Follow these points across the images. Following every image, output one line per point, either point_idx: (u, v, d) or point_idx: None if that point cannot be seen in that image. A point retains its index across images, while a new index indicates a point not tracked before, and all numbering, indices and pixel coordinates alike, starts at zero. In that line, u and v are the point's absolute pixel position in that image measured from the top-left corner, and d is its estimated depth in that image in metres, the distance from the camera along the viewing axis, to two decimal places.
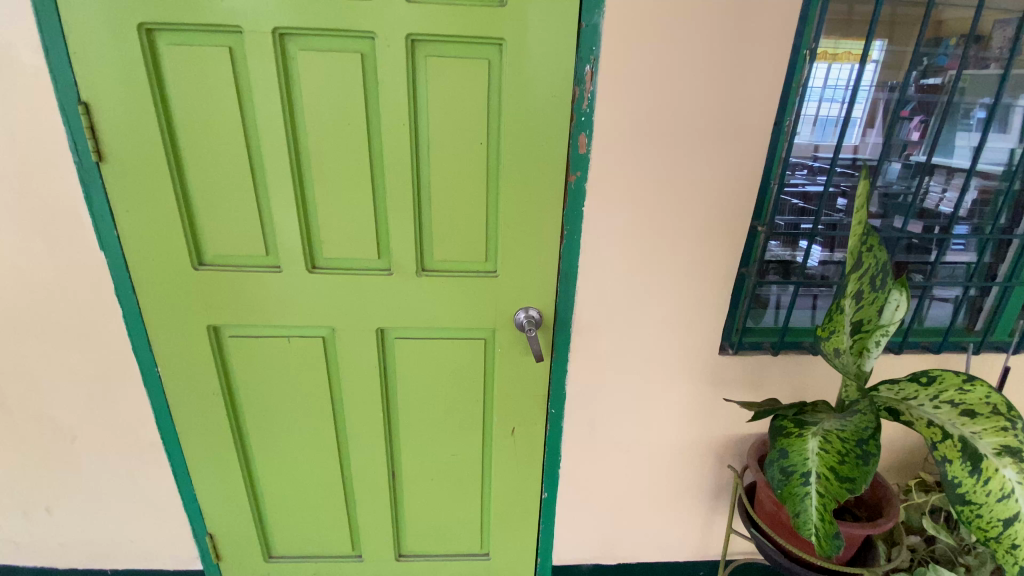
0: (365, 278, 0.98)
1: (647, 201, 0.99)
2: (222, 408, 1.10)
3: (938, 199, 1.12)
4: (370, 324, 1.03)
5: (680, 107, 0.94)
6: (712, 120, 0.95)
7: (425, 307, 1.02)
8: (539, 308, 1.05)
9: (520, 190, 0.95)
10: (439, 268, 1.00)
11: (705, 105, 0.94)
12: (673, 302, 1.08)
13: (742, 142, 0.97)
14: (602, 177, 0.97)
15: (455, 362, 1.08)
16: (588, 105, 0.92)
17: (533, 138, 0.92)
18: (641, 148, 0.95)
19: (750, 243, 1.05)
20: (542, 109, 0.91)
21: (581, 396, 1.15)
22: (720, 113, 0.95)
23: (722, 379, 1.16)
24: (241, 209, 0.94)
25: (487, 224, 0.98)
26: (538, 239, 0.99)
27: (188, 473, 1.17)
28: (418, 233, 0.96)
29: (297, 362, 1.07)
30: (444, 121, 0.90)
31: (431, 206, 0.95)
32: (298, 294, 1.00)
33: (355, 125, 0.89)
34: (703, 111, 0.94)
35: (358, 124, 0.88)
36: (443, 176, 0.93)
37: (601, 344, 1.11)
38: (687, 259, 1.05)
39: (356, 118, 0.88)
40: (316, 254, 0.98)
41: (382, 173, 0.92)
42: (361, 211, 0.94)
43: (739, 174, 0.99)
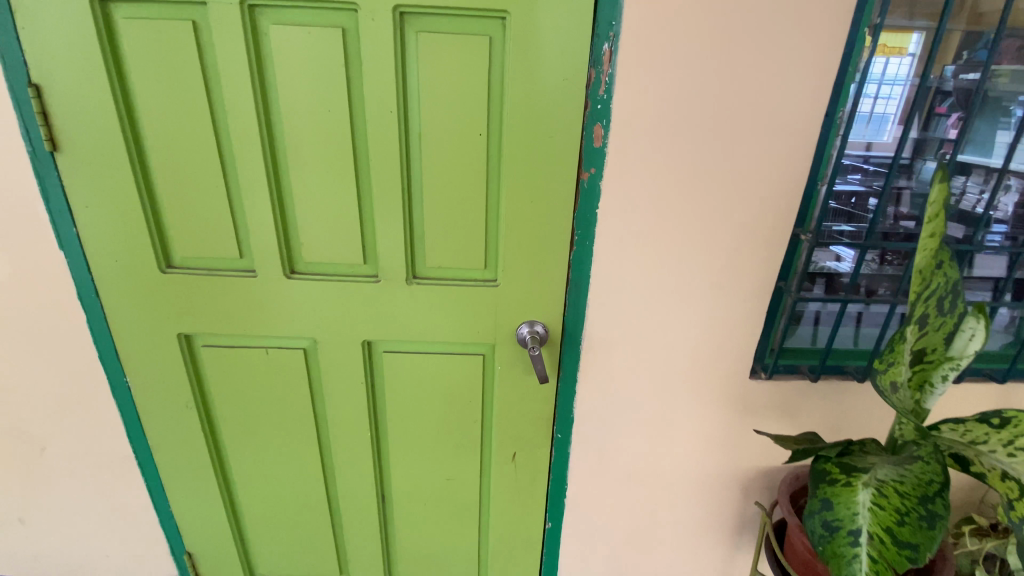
0: (349, 285, 0.88)
1: (672, 204, 0.86)
2: (197, 421, 1.01)
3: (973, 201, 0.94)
4: (355, 336, 0.92)
5: (713, 95, 0.80)
6: (751, 110, 0.81)
7: (417, 319, 0.91)
8: (545, 323, 0.93)
9: (525, 188, 0.83)
10: (433, 276, 0.89)
11: (744, 92, 0.80)
12: (698, 318, 0.96)
13: (786, 136, 0.83)
14: (621, 176, 0.83)
15: (451, 379, 0.97)
16: (606, 90, 0.79)
17: (540, 129, 0.80)
18: (668, 142, 0.82)
19: (790, 254, 0.91)
20: (552, 95, 0.78)
21: (591, 421, 1.03)
22: (761, 101, 0.81)
23: (751, 405, 1.04)
24: (212, 206, 0.84)
25: (487, 227, 0.86)
26: (545, 246, 0.87)
27: (164, 488, 1.09)
28: (408, 236, 0.85)
29: (278, 374, 0.97)
30: (437, 109, 0.78)
31: (424, 206, 0.84)
32: (276, 301, 0.89)
33: (337, 111, 0.77)
34: (741, 100, 0.81)
35: (340, 110, 0.77)
36: (436, 171, 0.82)
37: (615, 364, 0.98)
38: (715, 270, 0.92)
39: (337, 104, 0.77)
40: (296, 257, 0.87)
41: (368, 167, 0.81)
42: (345, 211, 0.83)
43: (780, 174, 0.85)
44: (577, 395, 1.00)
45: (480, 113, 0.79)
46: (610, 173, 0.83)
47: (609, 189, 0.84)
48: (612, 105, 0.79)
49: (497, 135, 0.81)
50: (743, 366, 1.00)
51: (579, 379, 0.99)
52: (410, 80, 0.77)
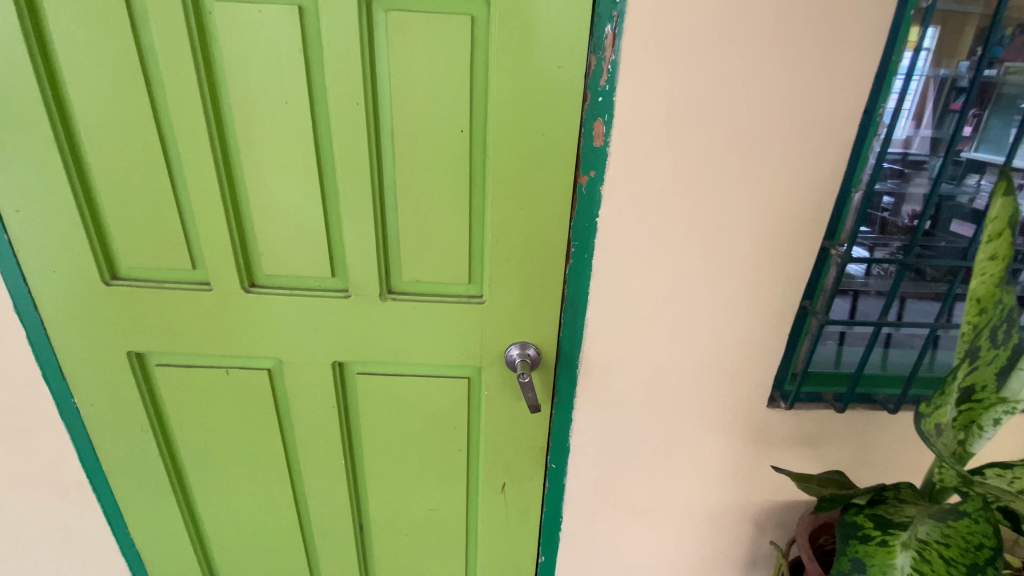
0: (316, 301, 0.77)
1: (683, 212, 0.75)
2: (154, 447, 0.92)
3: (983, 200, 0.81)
4: (325, 357, 0.82)
5: (734, 86, 0.69)
6: (777, 105, 0.70)
7: (393, 339, 0.80)
8: (538, 345, 0.83)
9: (514, 194, 0.72)
10: (410, 291, 0.78)
11: (770, 83, 0.69)
12: (710, 339, 0.85)
13: (817, 135, 0.72)
14: (626, 180, 0.72)
15: (433, 406, 0.87)
16: (608, 80, 0.67)
17: (530, 125, 0.69)
18: (681, 141, 0.71)
19: (817, 271, 0.80)
20: (544, 86, 0.67)
21: (589, 451, 0.93)
22: (789, 95, 0.69)
23: (765, 433, 0.94)
24: (160, 211, 0.74)
25: (470, 237, 0.76)
26: (538, 259, 0.77)
27: (123, 516, 1.00)
28: (381, 246, 0.75)
29: (240, 398, 0.87)
30: (411, 101, 0.68)
31: (398, 212, 0.73)
32: (235, 318, 0.80)
33: (296, 103, 0.67)
34: (766, 93, 0.69)
35: (300, 102, 0.67)
36: (411, 173, 0.71)
37: (616, 389, 0.88)
38: (731, 286, 0.81)
39: (296, 95, 0.67)
40: (255, 268, 0.77)
41: (334, 168, 0.71)
42: (310, 217, 0.73)
43: (809, 179, 0.74)
44: (573, 422, 0.90)
45: (462, 107, 0.68)
46: (612, 176, 0.72)
47: (612, 195, 0.73)
48: (616, 98, 0.68)
49: (482, 132, 0.70)
50: (759, 392, 0.90)
51: (576, 405, 0.89)
52: (380, 68, 0.67)
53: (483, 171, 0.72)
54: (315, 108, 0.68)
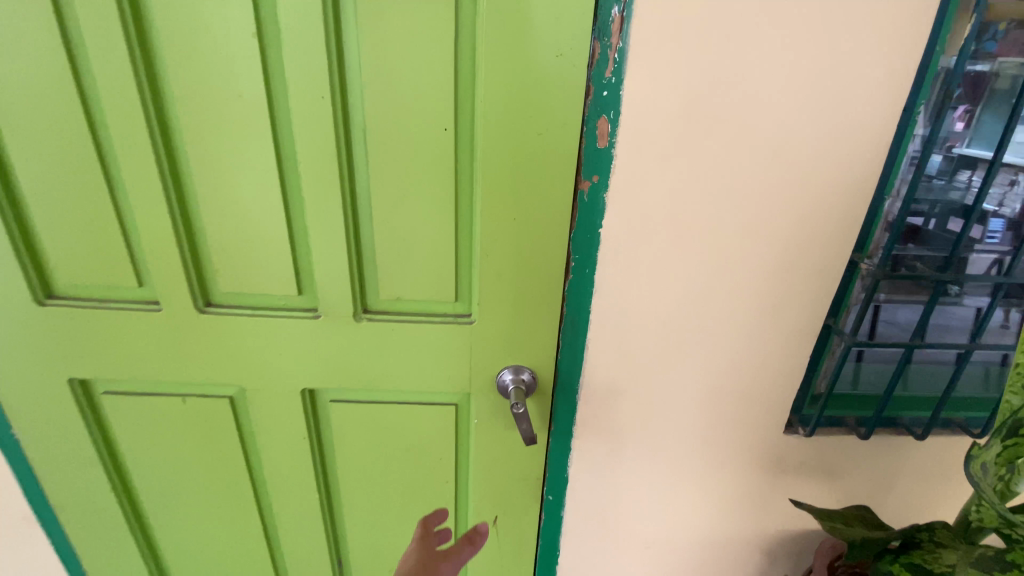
0: (281, 323, 0.68)
1: (698, 222, 0.67)
2: (105, 481, 0.82)
3: (1002, 201, 0.71)
4: (294, 384, 0.73)
5: (758, 80, 0.60)
6: (805, 102, 0.61)
7: (369, 364, 0.71)
8: (533, 369, 0.74)
9: (505, 202, 0.63)
10: (388, 310, 0.69)
11: (798, 77, 0.60)
12: (723, 361, 0.77)
13: (849, 136, 0.63)
14: (634, 185, 0.63)
15: (416, 435, 0.78)
16: (615, 72, 0.58)
17: (524, 123, 0.60)
18: (697, 142, 0.62)
19: (843, 289, 0.72)
20: (540, 78, 0.58)
21: (589, 481, 0.85)
22: (819, 90, 0.61)
23: (780, 458, 0.86)
24: (99, 221, 0.64)
25: (457, 249, 0.67)
26: (533, 274, 0.68)
27: (75, 555, 0.90)
28: (354, 261, 0.66)
29: (200, 427, 0.78)
30: (386, 95, 0.58)
31: (374, 222, 0.64)
32: (189, 341, 0.70)
33: (252, 98, 0.58)
34: (793, 88, 0.61)
35: (256, 96, 0.58)
36: (387, 178, 0.62)
37: (619, 415, 0.80)
38: (748, 302, 0.73)
39: (252, 88, 0.58)
40: (211, 286, 0.68)
41: (298, 172, 0.62)
42: (272, 228, 0.64)
43: (838, 185, 0.66)
44: (572, 451, 0.82)
45: (445, 102, 0.59)
46: (618, 182, 0.63)
47: (618, 203, 0.64)
48: (622, 92, 0.59)
49: (469, 131, 0.61)
50: (774, 416, 0.82)
51: (575, 433, 0.80)
52: (349, 57, 0.58)
53: (471, 174, 0.63)
54: (275, 103, 0.59)
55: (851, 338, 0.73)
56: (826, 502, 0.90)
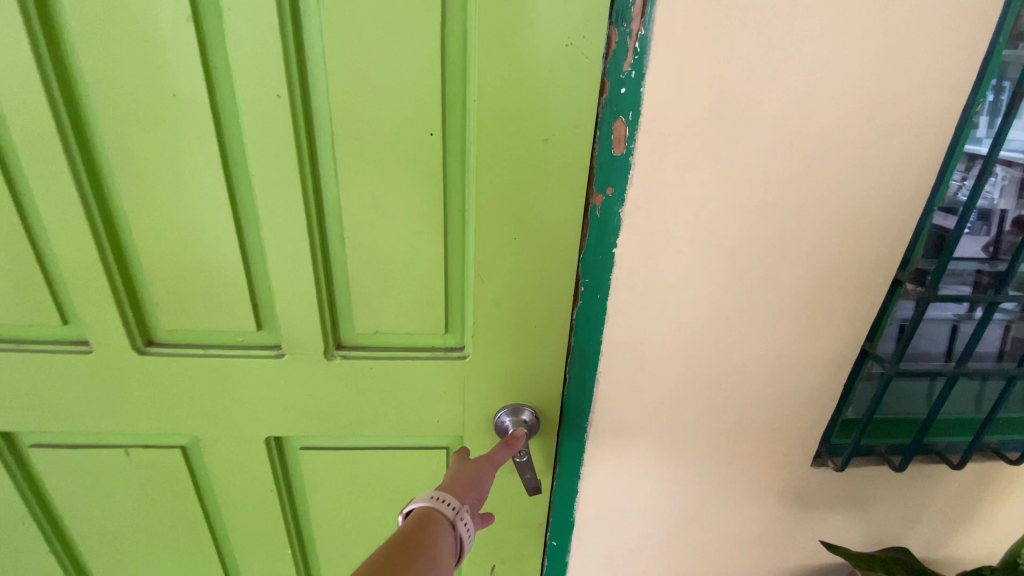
0: (238, 364, 0.58)
1: (724, 240, 0.58)
2: (40, 545, 0.71)
3: None
4: (258, 431, 0.63)
5: (800, 75, 0.51)
6: (852, 101, 0.53)
7: (345, 407, 0.61)
8: (534, 408, 0.64)
9: (503, 220, 0.54)
10: (366, 345, 0.59)
11: (845, 71, 0.51)
12: (747, 392, 0.69)
13: (899, 139, 0.55)
14: (654, 198, 0.54)
15: (401, 484, 0.68)
16: (634, 64, 0.49)
17: (525, 127, 0.50)
18: (728, 148, 0.53)
19: (883, 311, 0.64)
20: (544, 72, 0.48)
21: (597, 523, 0.76)
22: (869, 87, 0.52)
23: (804, 492, 0.78)
24: (6, 249, 0.53)
25: (446, 276, 0.57)
26: (536, 303, 0.58)
27: None
28: (324, 290, 0.56)
29: (149, 481, 0.67)
30: (359, 94, 0.48)
31: (346, 245, 0.54)
32: (130, 387, 0.60)
33: (192, 99, 0.47)
34: (839, 84, 0.52)
35: (197, 96, 0.47)
36: (363, 194, 0.52)
37: (631, 451, 0.71)
38: (776, 328, 0.64)
39: (191, 87, 0.47)
40: (151, 322, 0.58)
41: (253, 188, 0.51)
42: (223, 253, 0.53)
43: (882, 196, 0.58)
44: (579, 492, 0.73)
45: (431, 102, 0.49)
46: (637, 194, 0.54)
47: (635, 219, 0.55)
48: (643, 90, 0.50)
49: (459, 136, 0.51)
50: (799, 448, 0.74)
51: (582, 471, 0.72)
52: (311, 47, 0.47)
53: (462, 188, 0.53)
54: (221, 104, 0.48)
55: (893, 365, 0.65)
56: (851, 535, 0.83)
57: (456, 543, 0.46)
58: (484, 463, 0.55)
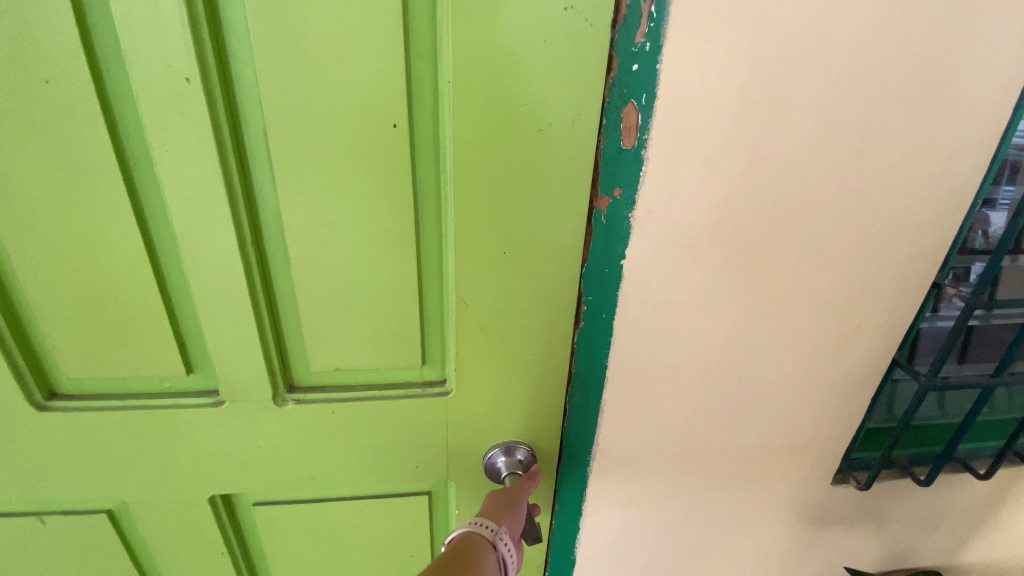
0: (168, 414, 0.49)
1: (747, 246, 0.50)
2: None
3: None
4: (201, 488, 0.53)
5: (842, 48, 0.42)
6: (899, 79, 0.44)
7: (305, 458, 0.52)
8: (530, 445, 0.55)
9: (488, 232, 0.44)
10: (326, 383, 0.49)
11: (893, 42, 0.43)
12: (766, 413, 0.61)
13: (949, 122, 0.47)
14: (669, 200, 0.46)
15: (376, 539, 0.59)
16: (648, 35, 0.40)
17: (514, 115, 0.40)
18: (755, 137, 0.44)
19: (918, 318, 0.58)
20: (537, 45, 0.38)
21: (600, 556, 0.69)
22: (919, 61, 0.44)
23: (821, 511, 0.72)
24: None
25: (420, 300, 0.47)
26: (529, 327, 0.49)
27: None
28: (269, 321, 0.46)
29: (76, 549, 0.57)
30: (300, 77, 0.37)
31: (295, 267, 0.44)
32: (35, 445, 0.49)
33: (71, 88, 0.37)
34: (886, 57, 0.43)
35: (79, 83, 0.37)
36: (314, 205, 0.41)
37: (638, 481, 0.63)
38: (798, 343, 0.57)
39: (69, 72, 0.36)
40: (49, 372, 0.48)
41: (168, 200, 0.41)
42: (135, 285, 0.44)
43: (924, 190, 0.50)
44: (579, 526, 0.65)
45: (394, 85, 0.38)
46: (649, 196, 0.45)
47: (646, 224, 0.46)
48: (658, 67, 0.41)
49: (431, 129, 0.41)
50: (818, 467, 0.68)
51: (584, 505, 0.64)
52: (231, 14, 0.36)
53: (437, 193, 0.43)
54: (114, 94, 0.38)
55: (928, 378, 0.59)
56: (868, 552, 0.78)
57: (499, 565, 0.42)
58: (517, 487, 0.51)
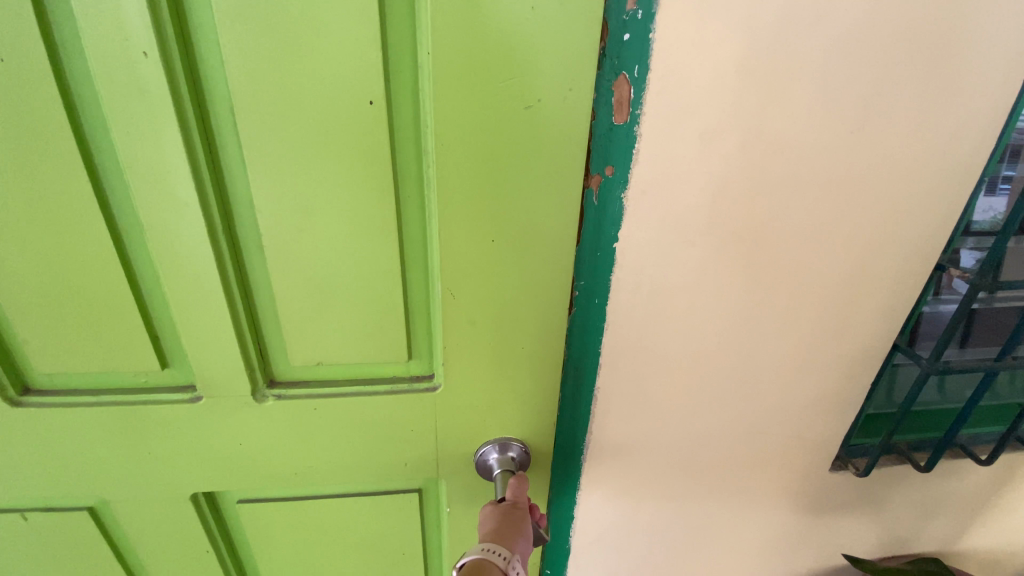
0: (146, 412, 0.47)
1: (744, 229, 0.48)
2: None
3: None
4: (183, 486, 0.51)
5: (847, 15, 0.40)
6: (905, 49, 0.42)
7: (289, 455, 0.50)
8: (524, 441, 0.53)
9: (474, 219, 0.42)
10: (308, 379, 0.48)
11: (900, 8, 0.41)
12: (764, 400, 0.60)
13: (957, 96, 0.45)
14: (663, 180, 0.44)
15: (365, 536, 0.57)
16: (640, 2, 0.37)
17: (500, 92, 0.38)
18: (753, 112, 0.42)
19: (919, 301, 0.56)
20: (524, 13, 0.36)
21: (596, 545, 0.68)
22: (927, 30, 0.42)
23: (820, 498, 0.71)
24: None
25: (404, 290, 0.45)
26: (519, 318, 0.47)
27: None
28: (245, 314, 0.44)
29: (60, 544, 0.55)
30: (268, 50, 0.35)
31: (270, 256, 0.42)
32: (11, 441, 0.48)
33: (20, 63, 0.34)
34: (893, 26, 0.41)
35: (29, 58, 0.34)
36: (288, 189, 0.39)
37: (634, 471, 0.62)
38: (797, 328, 0.55)
39: (19, 47, 0.34)
40: (21, 366, 0.46)
41: (134, 186, 0.39)
42: (105, 276, 0.42)
43: (930, 167, 0.48)
44: (574, 516, 0.64)
45: (370, 58, 0.36)
46: (643, 175, 0.43)
47: (639, 205, 0.44)
48: (651, 37, 0.38)
49: (411, 108, 0.39)
50: (817, 454, 0.66)
51: (579, 495, 0.63)
52: None
53: (419, 176, 0.41)
54: (70, 74, 0.36)
55: (930, 363, 0.57)
56: (867, 538, 0.77)
57: None
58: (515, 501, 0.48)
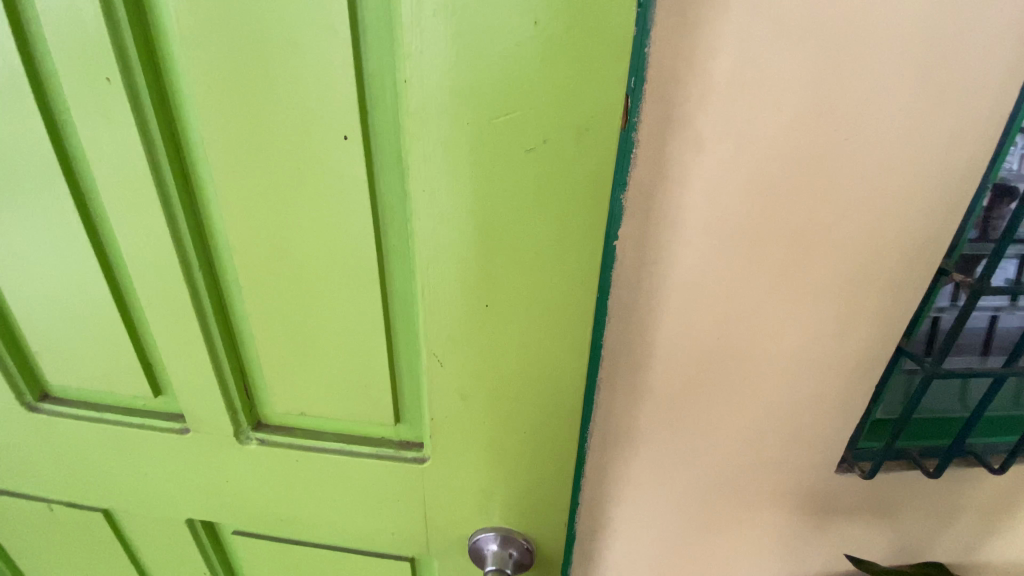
0: (149, 432, 0.48)
1: (737, 233, 0.49)
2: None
3: None
4: (180, 503, 0.51)
5: (835, 23, 0.40)
6: (896, 53, 0.41)
7: (277, 495, 0.49)
8: (529, 537, 0.48)
9: (467, 269, 0.37)
10: (294, 427, 0.47)
11: (889, 14, 0.40)
12: (768, 404, 0.59)
13: (951, 101, 0.44)
14: (660, 181, 0.46)
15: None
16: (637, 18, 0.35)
17: (494, 129, 0.32)
18: (742, 119, 0.44)
19: (924, 307, 0.55)
20: (525, 30, 0.29)
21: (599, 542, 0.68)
22: (920, 34, 0.41)
23: (827, 504, 0.70)
24: None
25: (389, 334, 0.41)
26: (517, 385, 0.41)
27: None
28: (223, 347, 0.43)
29: (83, 536, 0.58)
30: (235, 87, 0.33)
31: (246, 292, 0.40)
32: (32, 441, 0.51)
33: (13, 91, 0.35)
34: (883, 31, 0.41)
35: (20, 85, 0.35)
36: (262, 231, 0.38)
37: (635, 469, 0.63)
38: (800, 332, 0.55)
39: (6, 76, 0.35)
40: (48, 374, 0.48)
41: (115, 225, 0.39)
42: (106, 301, 0.43)
43: (928, 171, 0.47)
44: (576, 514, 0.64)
45: (343, 88, 0.32)
46: (640, 176, 0.46)
47: (638, 203, 0.47)
48: (646, 52, 0.41)
49: (394, 147, 0.35)
50: (824, 460, 0.65)
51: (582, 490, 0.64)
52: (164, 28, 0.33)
53: (404, 220, 0.37)
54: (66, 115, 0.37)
55: (933, 365, 0.57)
56: (875, 547, 0.75)
57: None
58: None
